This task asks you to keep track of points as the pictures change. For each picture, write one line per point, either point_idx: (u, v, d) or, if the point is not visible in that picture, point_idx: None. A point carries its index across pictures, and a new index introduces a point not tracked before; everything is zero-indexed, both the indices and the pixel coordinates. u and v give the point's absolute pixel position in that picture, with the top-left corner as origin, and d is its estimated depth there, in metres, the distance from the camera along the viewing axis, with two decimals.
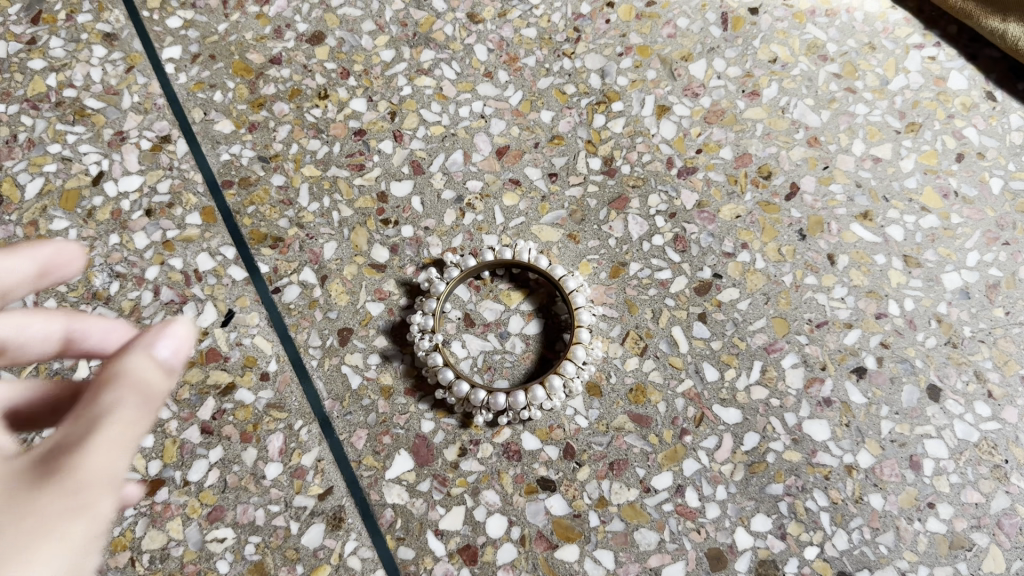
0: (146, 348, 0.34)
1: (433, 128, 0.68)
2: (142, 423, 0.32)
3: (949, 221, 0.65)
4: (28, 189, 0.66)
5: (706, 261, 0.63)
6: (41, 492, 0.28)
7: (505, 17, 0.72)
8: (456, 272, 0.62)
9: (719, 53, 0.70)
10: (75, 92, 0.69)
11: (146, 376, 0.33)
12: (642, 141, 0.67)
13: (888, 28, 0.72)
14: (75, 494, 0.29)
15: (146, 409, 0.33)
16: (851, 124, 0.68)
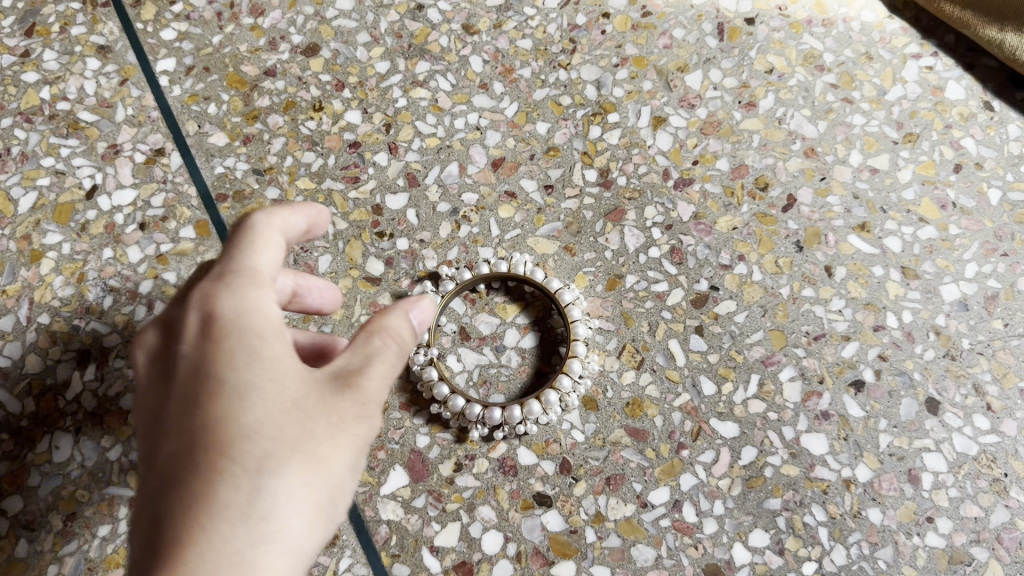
0: (406, 311, 0.49)
1: (428, 140, 0.68)
2: (398, 364, 0.47)
3: (947, 232, 0.64)
4: (22, 203, 0.66)
5: (703, 273, 0.63)
6: (340, 398, 0.45)
7: (500, 28, 0.72)
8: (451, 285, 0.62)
9: (715, 64, 0.70)
10: (68, 104, 0.69)
11: (403, 332, 0.48)
12: (638, 152, 0.67)
13: (884, 38, 0.71)
14: (363, 405, 0.45)
15: (401, 355, 0.48)
16: (848, 134, 0.67)
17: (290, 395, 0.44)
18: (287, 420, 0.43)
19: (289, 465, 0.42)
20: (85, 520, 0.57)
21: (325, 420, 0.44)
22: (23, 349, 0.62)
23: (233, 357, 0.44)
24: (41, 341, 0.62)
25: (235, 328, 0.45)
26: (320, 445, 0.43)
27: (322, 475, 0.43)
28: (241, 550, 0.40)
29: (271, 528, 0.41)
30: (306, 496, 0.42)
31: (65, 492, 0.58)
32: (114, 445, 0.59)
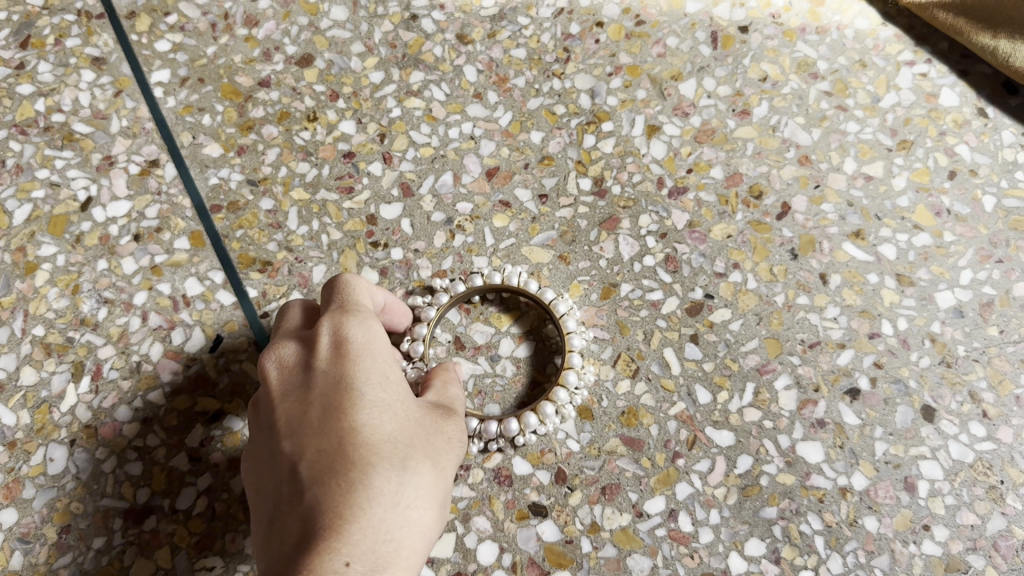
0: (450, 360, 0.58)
1: (422, 150, 0.68)
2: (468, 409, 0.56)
3: (941, 239, 0.64)
4: (16, 215, 0.66)
5: (697, 282, 0.63)
6: (447, 422, 0.52)
7: (494, 38, 0.72)
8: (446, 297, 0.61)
9: (709, 72, 0.70)
10: (63, 116, 0.69)
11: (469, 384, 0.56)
12: (632, 161, 0.67)
13: (878, 45, 0.72)
14: (461, 432, 0.52)
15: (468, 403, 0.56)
16: (842, 142, 0.68)
17: (411, 414, 0.50)
18: (416, 433, 0.49)
19: (426, 470, 0.48)
20: (80, 532, 0.56)
21: (441, 439, 0.50)
22: (18, 361, 0.62)
23: (367, 374, 0.50)
24: (36, 353, 0.62)
25: (365, 351, 0.51)
26: (439, 457, 0.50)
27: (442, 484, 0.49)
28: (393, 535, 0.45)
29: (415, 520, 0.46)
30: (435, 498, 0.48)
31: (59, 504, 0.57)
32: (108, 457, 0.59)
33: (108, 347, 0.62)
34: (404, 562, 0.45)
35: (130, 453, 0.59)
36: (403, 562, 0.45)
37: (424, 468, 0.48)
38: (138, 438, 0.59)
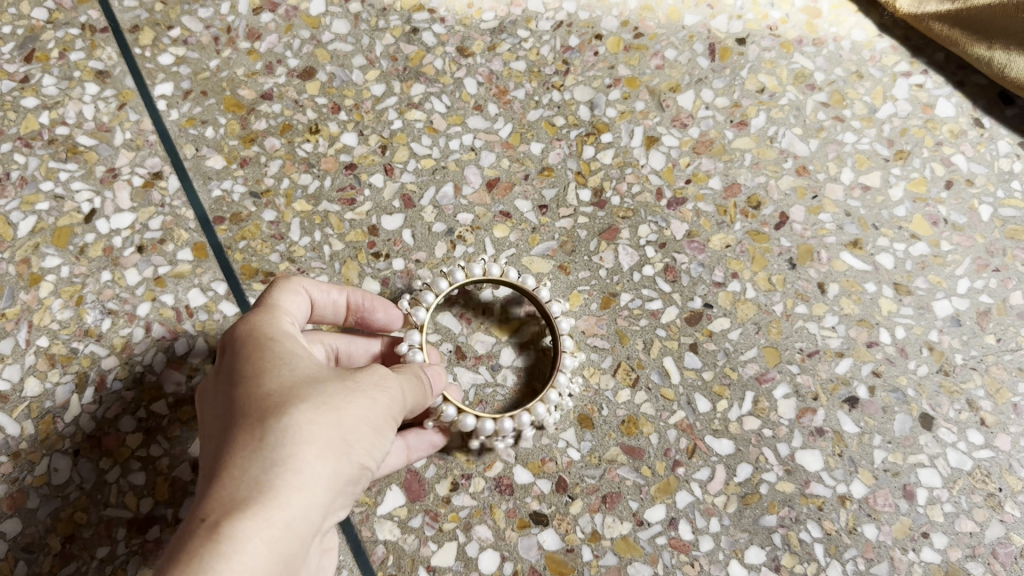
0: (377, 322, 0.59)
1: (423, 161, 0.68)
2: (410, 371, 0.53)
3: (939, 248, 0.65)
4: (21, 227, 0.67)
5: (696, 291, 0.63)
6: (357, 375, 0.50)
7: (495, 50, 0.72)
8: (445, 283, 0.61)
9: (707, 84, 0.71)
10: (67, 129, 0.70)
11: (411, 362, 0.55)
12: (631, 171, 0.67)
13: (875, 56, 0.72)
14: (377, 382, 0.50)
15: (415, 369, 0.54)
16: (840, 152, 0.68)
17: (308, 371, 0.49)
18: (305, 384, 0.48)
19: (303, 409, 0.46)
20: (84, 542, 0.57)
21: (340, 385, 0.49)
22: (22, 372, 0.62)
23: (260, 349, 0.51)
24: (41, 364, 0.62)
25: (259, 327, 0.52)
26: (336, 399, 0.48)
27: (337, 423, 0.47)
28: (250, 480, 0.44)
29: (283, 462, 0.45)
30: (321, 437, 0.46)
31: (63, 514, 0.58)
32: (112, 467, 0.59)
33: (112, 358, 0.62)
34: (271, 502, 0.43)
35: (134, 463, 0.59)
36: (269, 502, 0.43)
37: (298, 409, 0.46)
38: (142, 448, 0.60)
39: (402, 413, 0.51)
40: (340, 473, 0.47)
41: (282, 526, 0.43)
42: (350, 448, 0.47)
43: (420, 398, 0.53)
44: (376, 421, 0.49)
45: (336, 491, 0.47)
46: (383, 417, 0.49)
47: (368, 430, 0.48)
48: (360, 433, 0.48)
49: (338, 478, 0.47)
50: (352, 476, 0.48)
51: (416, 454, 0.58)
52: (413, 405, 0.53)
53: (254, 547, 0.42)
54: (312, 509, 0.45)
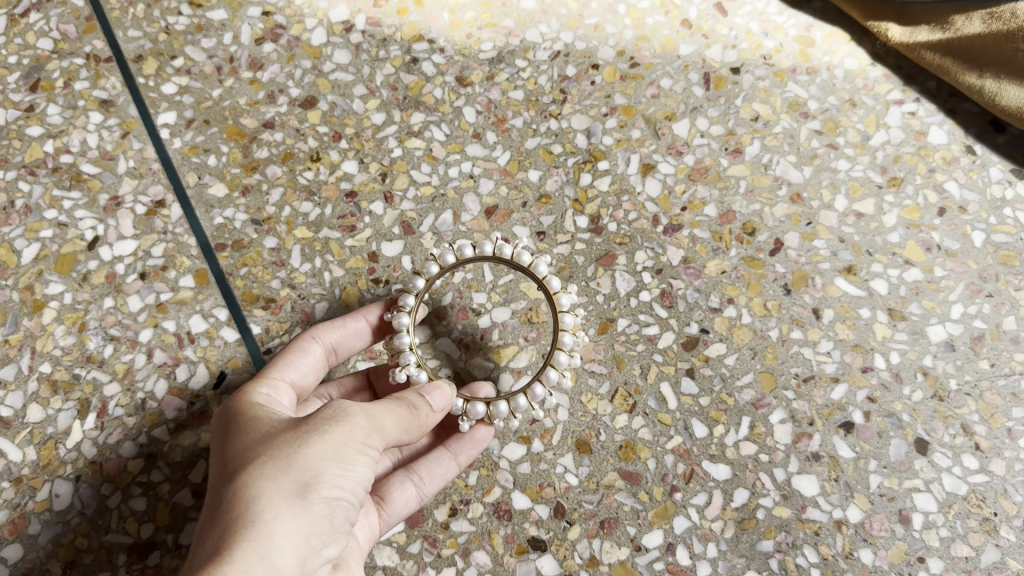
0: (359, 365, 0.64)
1: (423, 188, 0.69)
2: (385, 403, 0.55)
3: (933, 274, 0.66)
4: (25, 255, 0.67)
5: (693, 317, 0.64)
6: (315, 416, 0.52)
7: (493, 79, 0.73)
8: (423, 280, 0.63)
9: (702, 112, 0.72)
10: (71, 157, 0.71)
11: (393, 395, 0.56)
12: (628, 199, 0.68)
13: (868, 85, 0.73)
14: (334, 415, 0.52)
15: (393, 400, 0.56)
16: (833, 179, 0.69)
17: (267, 430, 0.53)
18: (259, 444, 0.52)
19: (253, 469, 0.50)
20: (85, 567, 0.58)
21: (293, 433, 0.51)
22: (25, 398, 0.63)
23: (237, 422, 0.55)
24: (43, 390, 0.63)
25: (235, 402, 0.57)
26: (287, 447, 0.50)
27: (288, 468, 0.50)
28: (211, 546, 0.48)
29: (235, 522, 0.48)
30: (270, 488, 0.49)
31: (65, 540, 0.59)
32: (114, 493, 0.60)
33: (113, 384, 0.63)
34: (227, 558, 0.47)
35: (135, 488, 0.60)
36: (225, 558, 0.47)
37: (248, 470, 0.50)
38: (143, 473, 0.60)
39: (373, 435, 0.53)
40: (302, 514, 0.49)
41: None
42: (308, 485, 0.50)
43: (402, 416, 0.55)
44: (334, 450, 0.51)
45: (308, 531, 0.50)
46: (344, 443, 0.51)
47: (327, 462, 0.50)
48: (318, 468, 0.50)
49: (303, 517, 0.49)
50: (324, 512, 0.50)
51: (464, 457, 0.59)
52: (391, 426, 0.54)
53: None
54: (275, 553, 0.48)
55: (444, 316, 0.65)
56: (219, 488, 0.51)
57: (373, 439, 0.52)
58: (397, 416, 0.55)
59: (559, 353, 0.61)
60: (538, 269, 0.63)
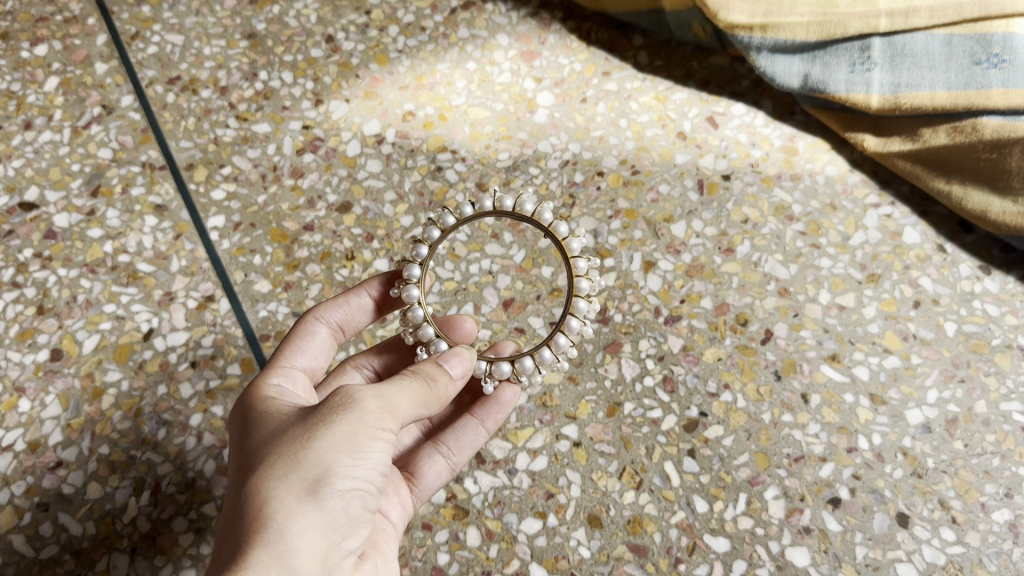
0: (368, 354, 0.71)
1: (447, 283, 0.77)
2: (396, 384, 0.55)
3: (909, 361, 0.72)
4: (85, 345, 0.74)
5: (693, 400, 0.70)
6: (324, 405, 0.53)
7: (509, 185, 0.82)
8: (424, 248, 0.70)
9: (697, 215, 0.80)
10: (129, 256, 0.78)
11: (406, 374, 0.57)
12: (632, 292, 0.76)
13: (847, 189, 0.81)
14: (342, 403, 0.52)
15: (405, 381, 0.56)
16: (817, 276, 0.76)
17: (278, 426, 0.54)
18: (270, 442, 0.52)
19: (263, 472, 0.50)
20: None
21: (302, 426, 0.52)
22: (85, 477, 0.69)
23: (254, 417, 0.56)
24: (101, 469, 0.69)
25: (250, 399, 0.58)
26: (297, 442, 0.51)
27: (299, 465, 0.50)
28: (229, 552, 0.49)
29: (249, 527, 0.49)
30: (280, 490, 0.50)
31: None
32: (166, 564, 0.66)
33: (166, 464, 0.69)
34: (241, 565, 0.48)
35: (186, 560, 0.66)
36: (242, 563, 0.48)
37: (258, 473, 0.50)
38: (193, 546, 0.66)
39: (385, 416, 0.53)
40: (315, 511, 0.50)
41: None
42: (319, 481, 0.50)
43: (414, 394, 0.56)
44: (344, 441, 0.51)
45: (323, 528, 0.50)
46: (355, 431, 0.51)
47: (337, 453, 0.50)
48: (328, 462, 0.50)
49: (319, 513, 0.50)
50: (338, 506, 0.51)
51: (490, 423, 0.67)
52: (405, 405, 0.55)
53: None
54: (292, 555, 0.49)
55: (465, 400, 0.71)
56: (234, 491, 0.52)
57: (385, 421, 0.53)
58: (410, 395, 0.56)
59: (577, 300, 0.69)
60: (541, 218, 0.70)
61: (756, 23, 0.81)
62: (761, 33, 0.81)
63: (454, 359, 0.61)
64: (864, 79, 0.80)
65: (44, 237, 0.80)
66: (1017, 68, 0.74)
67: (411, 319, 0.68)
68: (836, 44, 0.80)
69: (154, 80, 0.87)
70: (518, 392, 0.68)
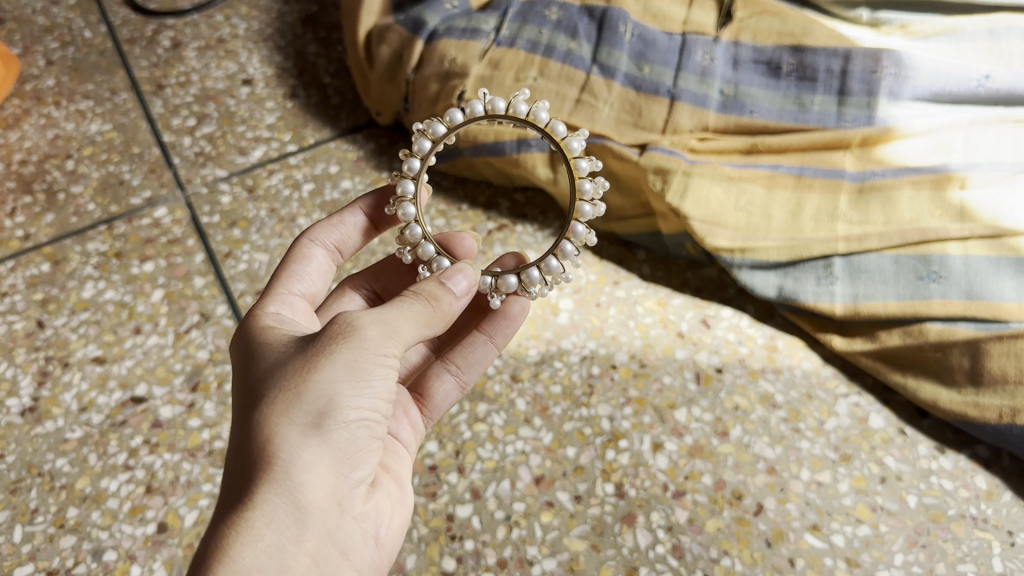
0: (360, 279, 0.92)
1: (487, 462, 0.91)
2: (390, 311, 0.67)
3: (879, 529, 0.87)
4: (187, 519, 0.89)
5: (698, 565, 0.85)
6: (319, 341, 0.64)
7: (538, 376, 0.98)
8: (416, 161, 0.84)
9: (696, 403, 0.96)
10: (223, 443, 0.94)
11: (399, 301, 0.68)
12: (643, 469, 0.91)
13: (820, 381, 0.99)
14: (338, 338, 0.64)
15: (396, 307, 0.67)
16: (799, 456, 0.92)
17: (278, 359, 0.66)
18: (272, 375, 0.64)
19: (269, 408, 0.62)
20: None
21: (301, 360, 0.64)
22: None
23: (254, 354, 0.68)
24: None
25: (254, 336, 0.70)
26: (298, 377, 0.63)
27: (301, 401, 0.62)
28: (243, 484, 0.61)
29: (261, 459, 0.61)
30: (286, 424, 0.62)
31: None
32: None
33: None
34: (256, 494, 0.60)
35: None
36: (255, 494, 0.60)
37: (266, 408, 0.62)
38: None
39: (380, 344, 0.64)
40: (317, 441, 0.62)
41: (267, 514, 0.60)
42: (320, 413, 0.62)
43: (415, 315, 0.68)
44: (342, 374, 0.63)
45: (325, 454, 0.63)
46: (354, 362, 0.63)
47: (336, 386, 0.62)
48: (329, 394, 0.62)
49: (319, 443, 0.62)
50: (338, 435, 0.63)
51: (497, 338, 0.87)
52: (403, 329, 0.66)
53: (249, 536, 0.58)
54: (299, 478, 0.61)
55: (505, 565, 0.85)
56: (243, 418, 0.64)
57: (379, 349, 0.64)
58: (407, 316, 0.67)
59: (582, 204, 0.84)
60: (539, 119, 0.84)
61: (737, 246, 1.01)
62: (742, 254, 1.01)
63: (457, 277, 0.73)
64: (829, 290, 0.98)
65: (152, 426, 0.96)
66: (953, 284, 0.92)
67: (410, 239, 0.84)
68: (804, 262, 0.99)
69: (244, 292, 1.06)
70: (524, 303, 0.86)
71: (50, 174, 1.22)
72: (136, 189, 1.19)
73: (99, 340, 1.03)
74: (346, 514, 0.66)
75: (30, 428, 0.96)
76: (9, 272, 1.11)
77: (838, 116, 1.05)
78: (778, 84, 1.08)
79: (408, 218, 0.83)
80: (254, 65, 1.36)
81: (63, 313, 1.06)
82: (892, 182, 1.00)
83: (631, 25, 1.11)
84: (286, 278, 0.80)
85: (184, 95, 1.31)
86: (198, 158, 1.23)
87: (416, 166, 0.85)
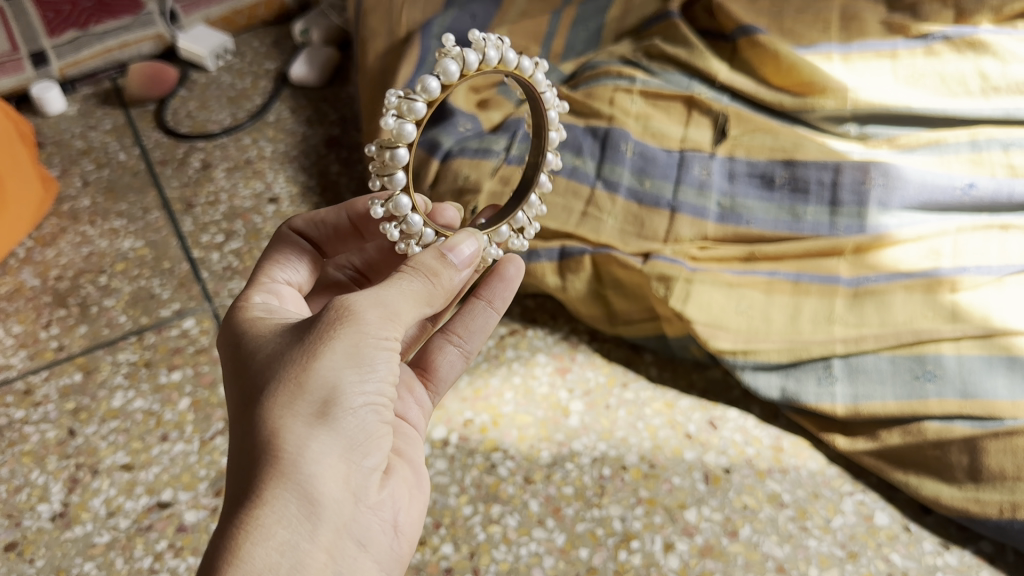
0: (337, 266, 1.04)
1: (501, 564, 0.94)
2: (383, 292, 0.72)
3: None
4: None
5: None
6: (313, 333, 0.69)
7: (550, 477, 1.02)
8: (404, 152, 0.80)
9: (705, 502, 0.99)
10: None
11: (389, 282, 0.74)
12: (655, 570, 0.93)
13: (826, 480, 1.02)
14: (333, 328, 0.69)
15: (389, 287, 0.73)
16: (807, 553, 0.95)
17: (273, 354, 0.70)
18: (270, 370, 0.68)
19: (272, 400, 0.67)
20: None
21: (299, 353, 0.68)
22: None
23: (247, 355, 0.72)
24: None
25: (245, 333, 0.74)
26: (298, 370, 0.67)
27: (304, 394, 0.67)
28: (250, 480, 0.65)
29: (268, 454, 0.65)
30: (290, 416, 0.66)
31: None
32: None
33: None
34: (266, 488, 0.64)
35: None
36: (265, 489, 0.64)
37: (268, 402, 0.67)
38: None
39: (376, 326, 0.70)
40: (322, 430, 0.67)
41: (276, 510, 0.63)
42: (322, 404, 0.67)
43: (415, 293, 0.74)
44: (342, 361, 0.68)
45: (331, 442, 0.67)
46: (353, 350, 0.68)
47: (336, 372, 0.67)
48: (330, 381, 0.67)
49: (324, 432, 0.67)
50: (343, 422, 0.68)
51: (496, 301, 0.97)
52: (400, 310, 0.72)
53: (261, 535, 0.62)
54: (308, 467, 0.65)
55: None
56: (245, 413, 0.68)
57: (375, 329, 0.70)
58: (403, 295, 0.73)
59: (550, 134, 0.94)
60: (507, 59, 0.84)
61: (739, 347, 1.05)
62: (744, 356, 1.05)
63: (459, 251, 0.80)
64: (830, 390, 1.02)
65: (176, 530, 1.00)
66: (948, 382, 0.97)
67: (412, 230, 0.86)
68: (804, 364, 1.04)
69: None
70: (519, 265, 0.98)
71: (84, 288, 1.29)
72: (165, 302, 1.26)
73: (128, 448, 1.08)
74: (360, 502, 0.70)
75: (60, 533, 1.00)
76: (43, 381, 1.16)
77: (831, 225, 1.12)
78: (772, 196, 1.15)
79: (404, 210, 0.84)
80: (280, 184, 1.45)
81: (93, 421, 1.11)
82: (884, 286, 1.05)
83: (632, 144, 1.20)
84: (271, 266, 0.89)
85: (213, 213, 1.40)
86: (225, 272, 1.30)
87: (403, 155, 0.80)
